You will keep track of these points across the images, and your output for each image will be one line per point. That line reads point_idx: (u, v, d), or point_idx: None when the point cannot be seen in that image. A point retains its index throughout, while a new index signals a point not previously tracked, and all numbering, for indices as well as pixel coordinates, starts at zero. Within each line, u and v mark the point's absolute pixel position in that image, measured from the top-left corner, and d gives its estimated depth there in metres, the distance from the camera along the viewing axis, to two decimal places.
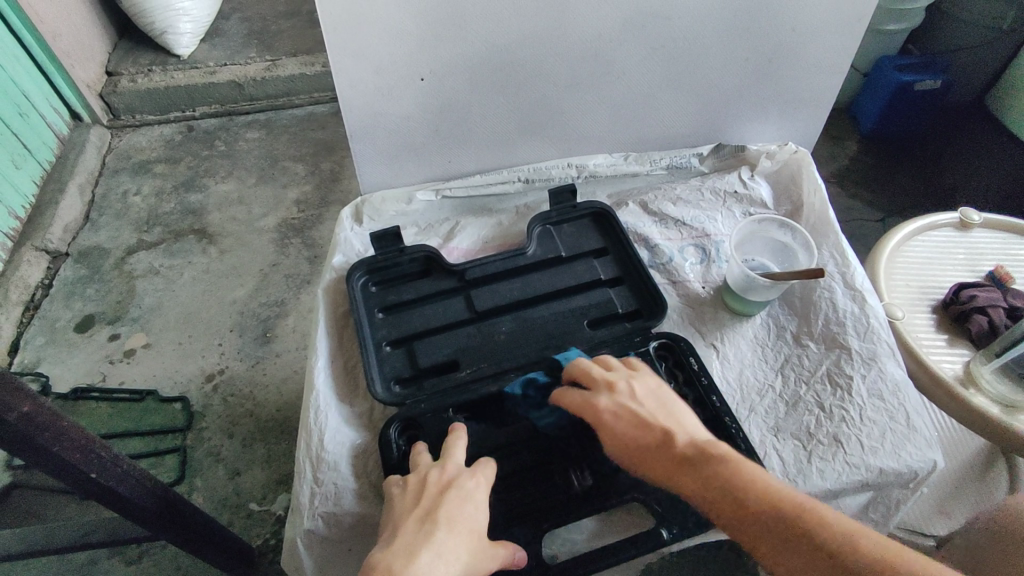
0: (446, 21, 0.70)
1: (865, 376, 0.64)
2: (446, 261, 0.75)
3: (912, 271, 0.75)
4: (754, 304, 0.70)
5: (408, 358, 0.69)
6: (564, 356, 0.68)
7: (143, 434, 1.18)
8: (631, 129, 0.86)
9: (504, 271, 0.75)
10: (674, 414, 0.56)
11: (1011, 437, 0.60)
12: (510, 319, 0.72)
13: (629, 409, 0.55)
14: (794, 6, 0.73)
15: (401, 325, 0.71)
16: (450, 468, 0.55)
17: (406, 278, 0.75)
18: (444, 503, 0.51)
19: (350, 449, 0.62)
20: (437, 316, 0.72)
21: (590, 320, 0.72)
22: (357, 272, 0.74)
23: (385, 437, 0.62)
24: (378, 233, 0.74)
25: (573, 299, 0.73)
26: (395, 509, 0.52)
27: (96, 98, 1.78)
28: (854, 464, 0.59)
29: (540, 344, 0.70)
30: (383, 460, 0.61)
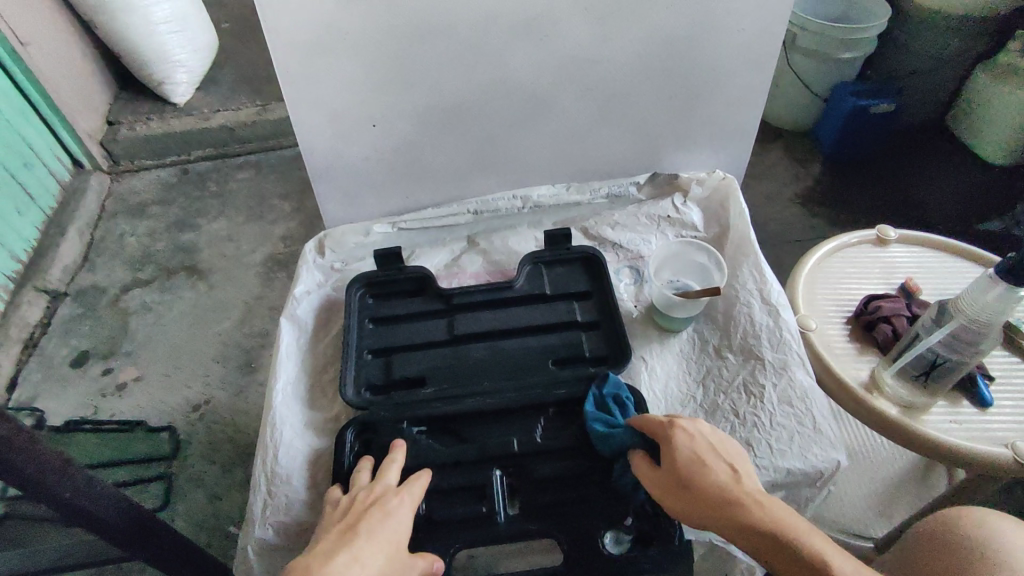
0: (392, 74, 0.78)
1: (777, 384, 0.69)
2: (438, 285, 0.80)
3: (830, 286, 0.80)
4: (678, 321, 0.76)
5: (383, 368, 0.74)
6: (524, 388, 0.70)
7: (132, 462, 1.23)
8: (574, 163, 0.92)
9: (488, 301, 0.78)
10: (741, 459, 0.57)
11: (915, 438, 0.65)
12: (483, 347, 0.75)
13: (701, 442, 0.57)
14: (706, 48, 0.80)
15: (386, 337, 0.77)
16: (378, 487, 0.60)
17: (400, 295, 0.81)
18: (364, 518, 0.56)
19: (303, 461, 0.67)
20: (420, 334, 0.77)
21: (557, 360, 0.74)
22: (356, 285, 0.80)
23: (342, 438, 0.67)
24: (381, 253, 0.80)
25: (547, 336, 0.76)
26: (324, 522, 0.57)
27: (96, 146, 1.90)
28: (763, 466, 0.65)
29: (508, 373, 0.73)
30: (336, 464, 0.65)
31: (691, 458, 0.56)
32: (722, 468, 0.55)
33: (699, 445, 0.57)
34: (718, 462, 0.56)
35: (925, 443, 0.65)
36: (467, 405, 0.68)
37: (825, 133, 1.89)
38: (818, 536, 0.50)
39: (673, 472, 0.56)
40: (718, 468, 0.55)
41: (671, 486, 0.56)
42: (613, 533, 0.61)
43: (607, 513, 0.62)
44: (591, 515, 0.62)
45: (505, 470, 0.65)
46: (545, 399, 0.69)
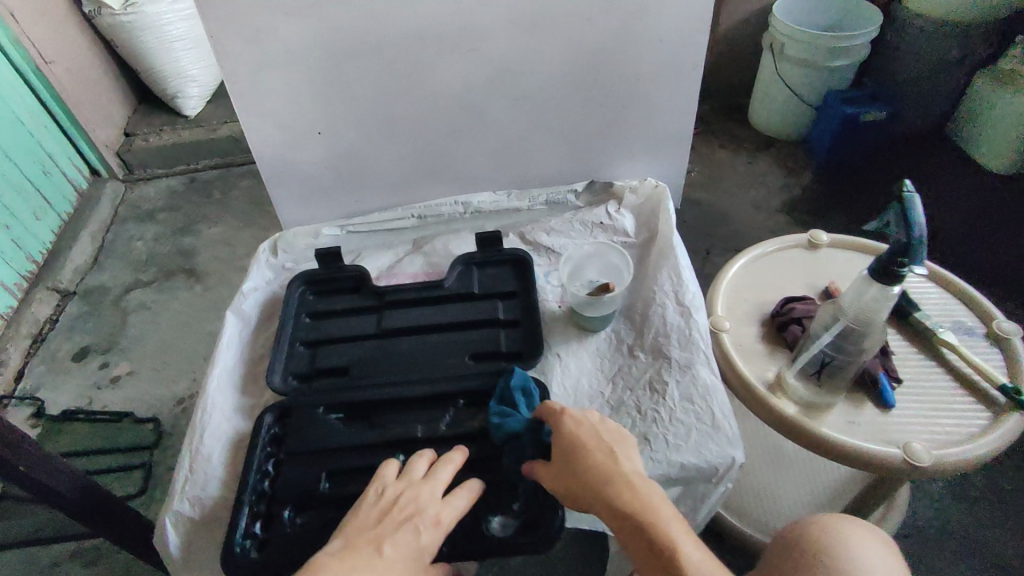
0: (331, 85, 0.83)
1: (680, 382, 0.71)
2: (373, 283, 0.85)
3: (752, 288, 0.81)
4: (594, 319, 0.78)
5: (311, 358, 0.79)
6: (436, 380, 0.74)
7: (117, 451, 1.31)
8: (515, 170, 0.96)
9: (417, 298, 0.83)
10: (625, 444, 0.60)
11: (811, 437, 0.65)
12: (407, 341, 0.79)
13: (587, 428, 0.61)
14: (631, 57, 0.84)
15: (319, 330, 0.82)
16: (422, 500, 0.60)
17: (339, 292, 0.86)
18: (396, 533, 0.57)
19: (226, 441, 0.73)
20: (350, 328, 0.81)
21: (474, 354, 0.77)
22: (298, 282, 0.86)
23: (260, 421, 0.71)
24: (321, 252, 0.86)
25: (467, 332, 0.79)
26: (360, 515, 0.59)
27: (113, 156, 2.03)
28: (657, 459, 0.66)
29: (426, 365, 0.76)
30: (251, 441, 0.70)
31: (574, 442, 0.60)
32: (603, 451, 0.59)
33: (585, 432, 0.60)
34: (600, 447, 0.59)
35: (818, 442, 0.65)
36: (380, 393, 0.73)
37: (816, 142, 1.87)
38: (674, 519, 0.53)
39: (558, 455, 0.60)
40: (597, 452, 0.59)
41: (557, 467, 0.60)
42: (500, 517, 0.65)
43: (495, 500, 0.66)
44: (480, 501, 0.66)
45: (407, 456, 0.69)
46: (453, 389, 0.72)
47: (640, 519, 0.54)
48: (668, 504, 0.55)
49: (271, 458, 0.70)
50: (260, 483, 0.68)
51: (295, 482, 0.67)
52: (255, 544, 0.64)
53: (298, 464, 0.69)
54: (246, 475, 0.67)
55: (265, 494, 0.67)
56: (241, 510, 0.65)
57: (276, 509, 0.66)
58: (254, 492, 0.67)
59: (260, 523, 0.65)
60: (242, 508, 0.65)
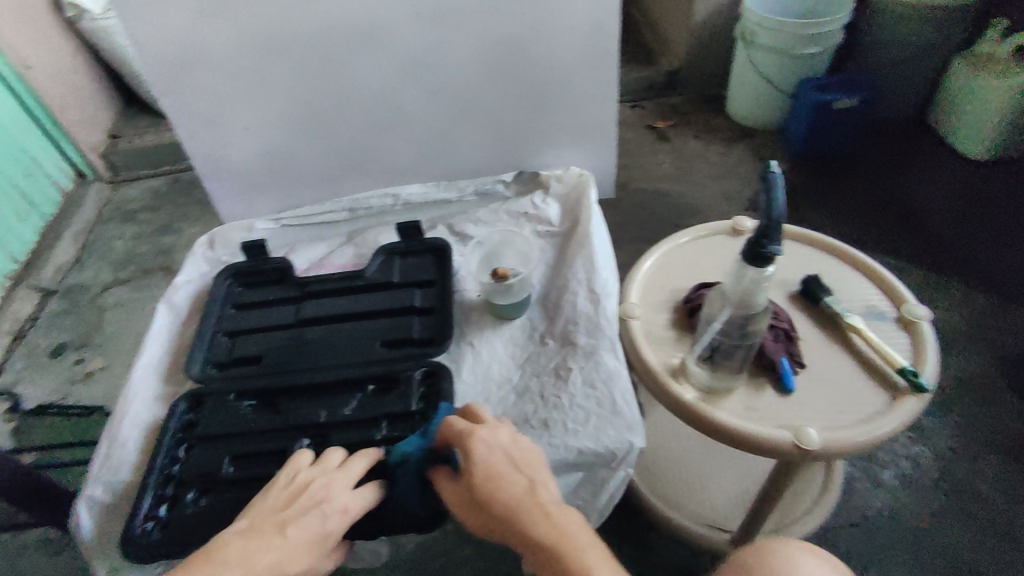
0: (250, 81, 0.85)
1: (583, 368, 0.71)
2: (295, 275, 0.90)
3: (669, 275, 0.81)
4: (507, 306, 0.79)
5: (230, 347, 0.83)
6: (344, 366, 0.78)
7: (85, 444, 1.34)
8: (444, 163, 0.97)
9: (337, 289, 0.87)
10: (539, 469, 0.61)
11: (708, 424, 0.65)
12: (322, 329, 0.83)
13: (499, 458, 0.61)
14: (544, 47, 0.84)
15: (241, 321, 0.86)
16: (332, 489, 0.63)
17: (266, 284, 0.90)
18: (301, 518, 0.60)
19: (142, 428, 0.76)
20: (271, 318, 0.86)
21: (386, 340, 0.81)
22: (223, 276, 0.91)
23: (173, 408, 0.76)
24: (246, 245, 0.90)
25: (381, 320, 0.83)
26: (269, 499, 0.62)
27: (98, 158, 2.07)
28: (555, 445, 0.66)
29: (339, 352, 0.80)
30: (163, 429, 0.74)
31: (487, 473, 0.60)
32: (519, 481, 0.59)
33: (497, 460, 0.61)
34: (514, 476, 0.60)
35: (716, 428, 0.64)
36: (290, 379, 0.77)
37: (790, 131, 1.84)
38: (592, 547, 0.55)
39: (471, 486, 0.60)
40: (512, 482, 0.59)
41: (471, 499, 0.60)
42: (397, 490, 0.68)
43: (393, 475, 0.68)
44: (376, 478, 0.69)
45: (311, 439, 0.72)
46: (361, 375, 0.76)
47: (554, 548, 0.55)
48: (585, 528, 0.57)
49: (182, 444, 0.74)
50: (168, 468, 0.72)
51: (202, 466, 0.71)
52: (158, 526, 0.68)
53: (209, 448, 0.73)
54: (154, 459, 0.71)
55: (173, 477, 0.71)
56: (145, 493, 0.69)
57: (182, 492, 0.70)
58: (161, 477, 0.71)
59: (165, 506, 0.69)
60: (147, 492, 0.69)
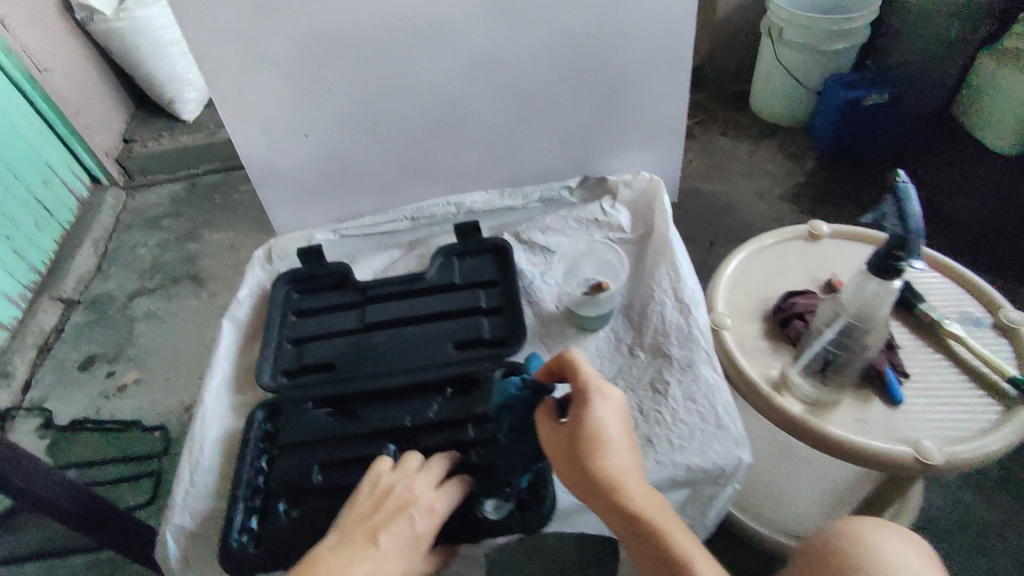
0: (312, 87, 0.82)
1: (681, 381, 0.70)
2: (355, 278, 0.84)
3: (753, 284, 0.80)
4: (592, 318, 0.77)
5: (298, 355, 0.79)
6: (417, 371, 0.74)
7: (127, 459, 1.33)
8: (505, 167, 0.94)
9: (399, 291, 0.82)
10: (633, 439, 0.60)
11: (817, 438, 0.64)
12: (389, 332, 0.79)
13: (609, 422, 0.58)
14: (617, 46, 0.81)
15: (304, 327, 0.82)
16: (416, 489, 0.61)
17: (324, 289, 0.85)
18: (391, 522, 0.58)
19: (216, 444, 0.74)
20: (334, 323, 0.81)
21: (456, 342, 0.77)
22: (282, 279, 0.85)
23: (251, 417, 0.72)
24: (302, 250, 0.84)
25: (448, 322, 0.79)
26: (355, 506, 0.60)
27: (113, 163, 2.03)
28: (662, 462, 0.65)
29: (407, 357, 0.76)
30: (244, 438, 0.71)
31: (598, 437, 0.56)
32: (625, 451, 0.57)
33: (611, 421, 0.58)
34: (620, 444, 0.57)
35: (826, 443, 0.64)
36: (365, 386, 0.73)
37: (818, 128, 1.83)
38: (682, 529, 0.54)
39: (573, 446, 0.57)
40: (620, 450, 0.57)
41: (568, 458, 0.57)
42: (494, 502, 0.66)
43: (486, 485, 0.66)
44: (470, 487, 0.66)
45: (397, 444, 0.69)
46: (436, 379, 0.73)
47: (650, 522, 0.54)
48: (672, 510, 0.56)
49: (264, 454, 0.71)
50: (255, 478, 0.69)
51: (288, 476, 0.69)
52: (252, 540, 0.66)
53: (292, 457, 0.70)
54: (239, 472, 0.68)
55: (260, 489, 0.69)
56: (235, 506, 0.66)
57: (271, 503, 0.68)
58: (249, 488, 0.68)
59: (255, 518, 0.67)
60: (237, 504, 0.67)
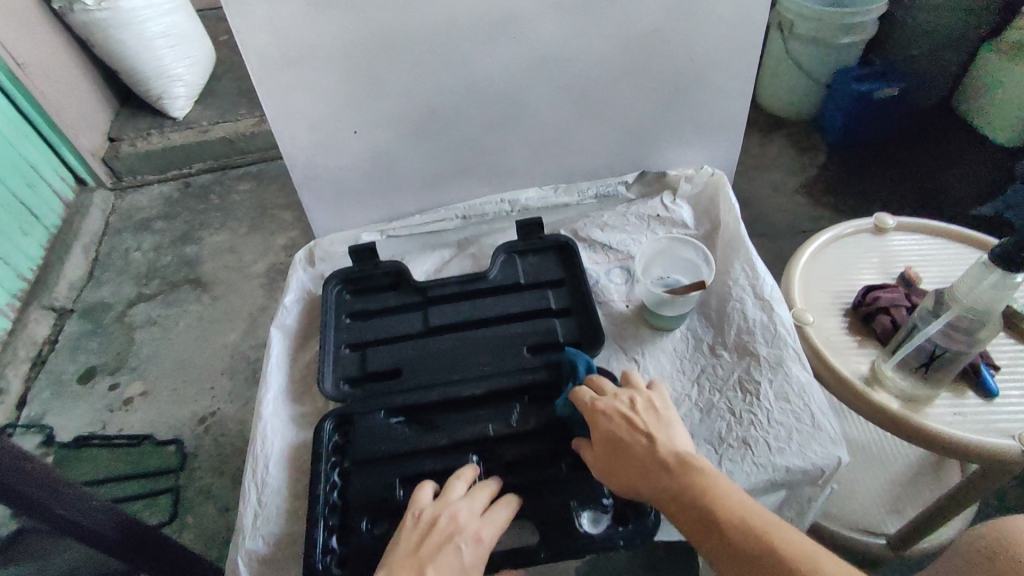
0: (367, 81, 0.76)
1: (772, 381, 0.68)
2: (413, 279, 0.80)
3: (826, 280, 0.79)
4: (670, 319, 0.74)
5: (360, 361, 0.75)
6: (495, 377, 0.71)
7: (141, 476, 1.26)
8: (559, 163, 0.91)
9: (463, 292, 0.79)
10: (662, 421, 0.58)
11: (917, 433, 0.64)
12: (458, 336, 0.76)
13: (620, 421, 0.58)
14: (687, 38, 0.79)
15: (363, 331, 0.77)
16: (461, 517, 0.56)
17: (377, 290, 0.80)
18: (438, 555, 0.52)
19: (282, 462, 0.69)
20: (396, 326, 0.77)
21: (530, 346, 0.75)
22: (333, 281, 0.80)
23: (320, 429, 0.68)
24: (355, 248, 0.80)
25: (520, 325, 0.76)
26: (398, 542, 0.54)
27: (99, 164, 1.91)
28: (761, 464, 0.63)
29: (481, 363, 0.73)
30: (315, 453, 0.67)
31: (611, 439, 0.57)
32: (641, 439, 0.56)
33: (617, 421, 0.58)
34: (637, 435, 0.57)
35: (927, 437, 0.63)
36: (442, 394, 0.70)
37: (828, 120, 1.83)
38: (724, 490, 0.51)
39: (599, 455, 0.58)
40: (635, 442, 0.56)
41: (599, 467, 0.58)
42: (590, 513, 0.63)
43: (581, 494, 0.64)
44: (563, 498, 0.63)
45: (480, 455, 0.67)
46: (515, 386, 0.70)
47: (687, 495, 0.52)
48: (717, 475, 0.53)
49: (337, 467, 0.67)
50: (330, 494, 0.65)
51: (369, 492, 0.65)
52: (335, 560, 0.62)
53: (369, 473, 0.67)
54: (316, 489, 0.65)
55: (337, 507, 0.65)
56: (317, 527, 0.63)
57: (351, 522, 0.64)
58: (326, 506, 0.65)
59: (336, 537, 0.63)
60: (317, 525, 0.63)
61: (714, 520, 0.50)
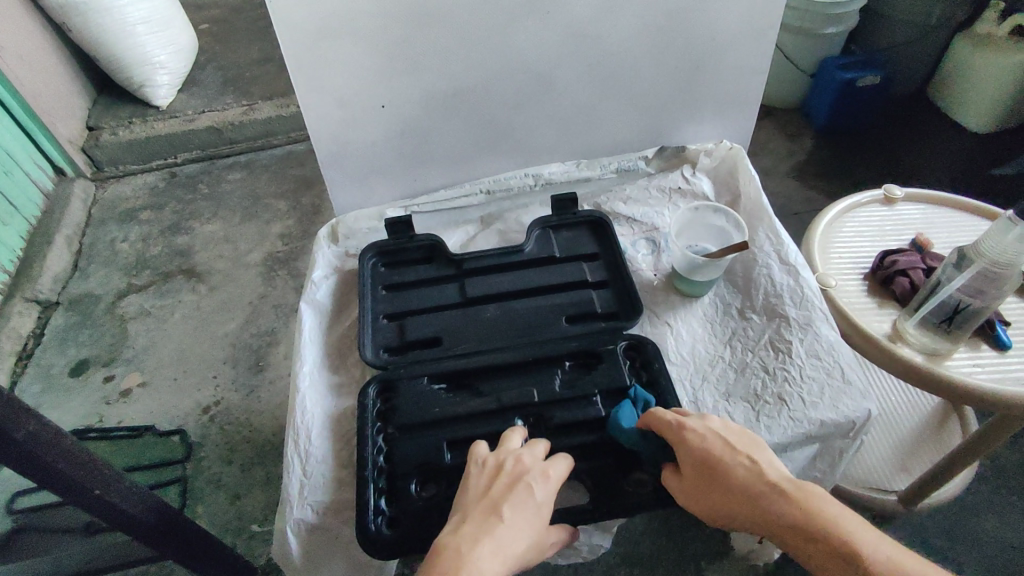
0: (401, 56, 0.76)
1: (803, 339, 0.70)
2: (448, 251, 0.83)
3: (843, 247, 0.83)
4: (701, 284, 0.76)
5: (399, 330, 0.77)
6: (536, 344, 0.73)
7: (146, 467, 1.22)
8: (581, 139, 0.92)
9: (499, 264, 0.81)
10: (754, 443, 0.58)
11: (942, 385, 0.67)
12: (496, 306, 0.78)
13: (715, 442, 0.57)
14: (711, 14, 0.81)
15: (399, 301, 0.79)
16: (525, 459, 0.57)
17: (412, 262, 0.83)
18: (510, 495, 0.54)
19: (324, 432, 0.69)
20: (433, 297, 0.79)
21: (568, 316, 0.77)
22: (369, 253, 0.83)
23: (364, 393, 0.70)
24: (390, 220, 0.83)
25: (557, 296, 0.79)
26: (469, 488, 0.55)
27: (79, 153, 1.85)
28: (797, 418, 0.65)
29: (522, 331, 0.75)
30: (360, 417, 0.68)
31: (709, 460, 0.57)
32: (744, 462, 0.56)
33: (713, 444, 0.57)
34: (736, 456, 0.56)
35: (950, 388, 0.67)
36: (485, 360, 0.71)
37: (813, 108, 1.90)
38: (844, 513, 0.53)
39: (692, 475, 0.58)
40: (739, 465, 0.56)
41: (691, 488, 0.58)
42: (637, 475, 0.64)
43: (626, 456, 0.65)
44: (609, 459, 0.65)
45: (525, 421, 0.68)
46: (557, 352, 0.72)
47: (806, 522, 0.53)
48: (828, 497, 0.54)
49: (382, 432, 0.68)
50: (377, 458, 0.66)
51: (416, 455, 0.66)
52: (386, 522, 0.63)
53: (415, 438, 0.67)
54: (363, 453, 0.65)
55: (384, 471, 0.66)
56: (367, 489, 0.63)
57: (400, 485, 0.65)
58: (374, 470, 0.65)
59: (385, 500, 0.64)
60: (367, 488, 0.63)
61: (841, 546, 0.51)
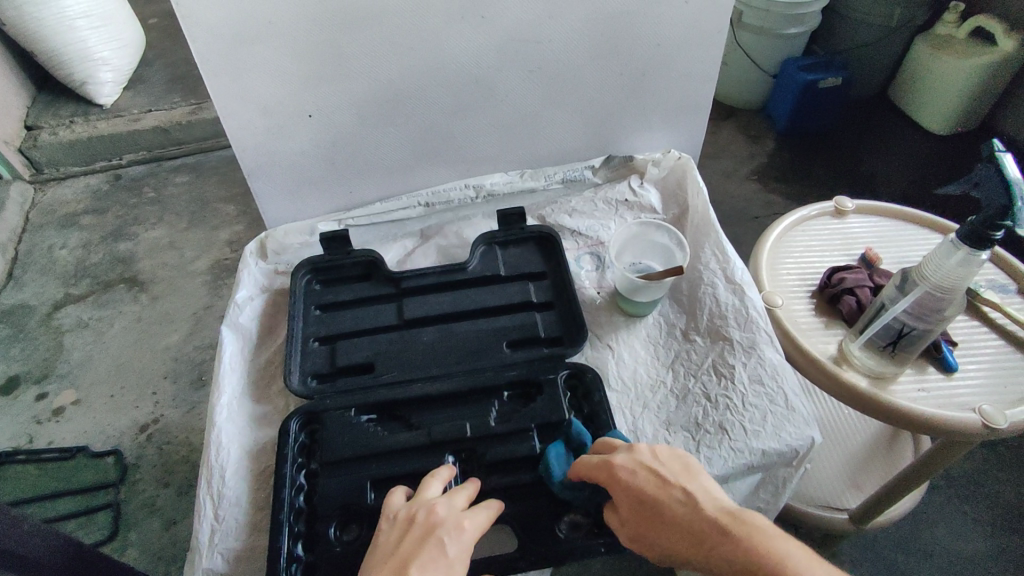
0: (325, 63, 0.71)
1: (746, 364, 0.67)
2: (386, 268, 0.78)
3: (791, 262, 0.80)
4: (643, 305, 0.73)
5: (329, 355, 0.72)
6: (473, 371, 0.69)
7: (77, 492, 1.16)
8: (527, 149, 0.88)
9: (438, 283, 0.77)
10: (693, 475, 0.52)
11: (885, 409, 0.65)
12: (434, 329, 0.74)
13: (646, 478, 0.52)
14: (656, 21, 0.77)
15: (331, 324, 0.74)
16: (440, 509, 0.53)
17: (347, 280, 0.78)
18: (420, 551, 0.50)
19: (239, 469, 0.64)
20: (367, 319, 0.75)
21: (510, 340, 0.73)
22: (301, 270, 0.77)
23: (286, 427, 0.65)
24: (324, 236, 0.78)
25: (499, 317, 0.74)
26: (378, 546, 0.52)
27: (15, 154, 1.74)
28: (738, 448, 0.62)
29: (460, 357, 0.71)
30: (279, 453, 0.63)
31: (642, 500, 0.52)
32: (674, 496, 0.51)
33: (644, 481, 0.52)
34: (669, 490, 0.51)
35: (896, 414, 0.64)
36: (417, 389, 0.67)
37: (775, 109, 1.88)
38: (794, 550, 0.46)
39: (632, 519, 0.53)
40: (674, 503, 0.50)
41: (634, 533, 0.53)
42: (570, 515, 0.60)
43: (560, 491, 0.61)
44: (541, 496, 0.61)
45: (457, 455, 0.64)
46: (494, 380, 0.68)
47: (748, 563, 0.46)
48: (779, 532, 0.47)
49: (303, 469, 0.64)
50: (295, 498, 0.61)
51: (337, 495, 0.62)
52: (302, 569, 0.58)
53: (338, 474, 0.63)
54: (280, 493, 0.61)
55: (303, 511, 0.61)
56: (281, 534, 0.58)
57: (319, 528, 0.60)
58: (291, 511, 0.60)
59: (302, 544, 0.59)
60: (282, 532, 0.59)
61: None
